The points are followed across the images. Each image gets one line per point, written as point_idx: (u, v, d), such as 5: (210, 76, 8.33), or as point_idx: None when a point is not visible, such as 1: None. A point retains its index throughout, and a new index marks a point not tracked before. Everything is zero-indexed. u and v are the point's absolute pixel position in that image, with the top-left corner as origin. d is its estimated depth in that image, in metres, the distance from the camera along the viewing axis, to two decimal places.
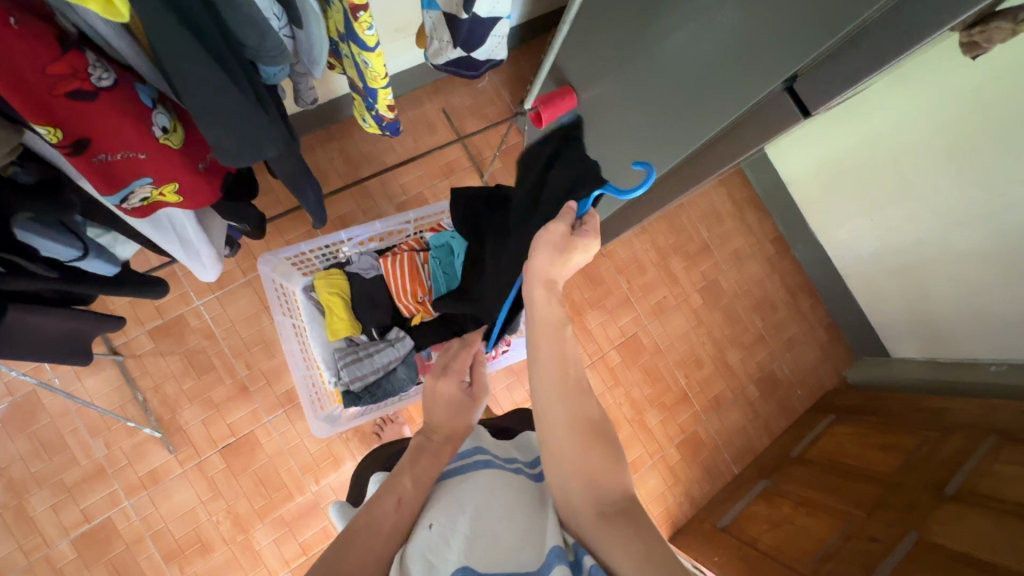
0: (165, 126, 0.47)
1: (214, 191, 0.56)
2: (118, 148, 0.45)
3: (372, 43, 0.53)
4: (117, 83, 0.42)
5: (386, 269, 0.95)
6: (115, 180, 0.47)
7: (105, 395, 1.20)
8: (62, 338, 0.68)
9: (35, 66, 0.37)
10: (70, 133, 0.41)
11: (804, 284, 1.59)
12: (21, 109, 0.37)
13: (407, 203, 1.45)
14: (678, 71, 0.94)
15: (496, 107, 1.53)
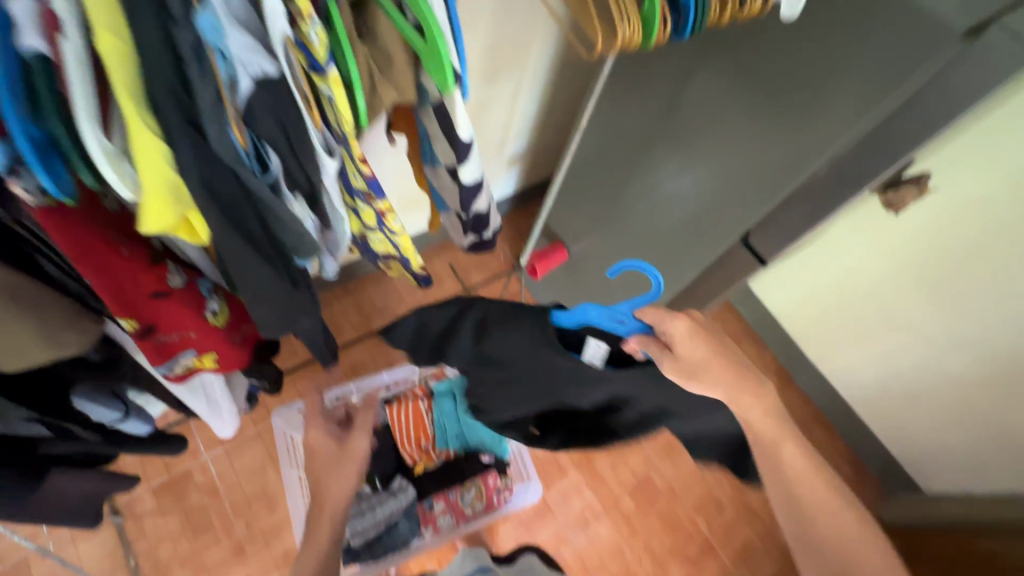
0: (215, 308, 0.54)
1: (248, 355, 0.62)
2: (176, 329, 0.51)
3: (399, 228, 0.59)
4: (185, 280, 0.50)
5: (392, 418, 0.99)
6: (166, 354, 0.53)
7: (97, 561, 1.16)
8: (79, 502, 0.71)
9: (129, 275, 0.44)
10: (142, 322, 0.48)
11: (815, 415, 1.56)
12: (112, 307, 0.44)
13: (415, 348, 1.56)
14: (651, 229, 1.08)
15: (498, 260, 1.70)
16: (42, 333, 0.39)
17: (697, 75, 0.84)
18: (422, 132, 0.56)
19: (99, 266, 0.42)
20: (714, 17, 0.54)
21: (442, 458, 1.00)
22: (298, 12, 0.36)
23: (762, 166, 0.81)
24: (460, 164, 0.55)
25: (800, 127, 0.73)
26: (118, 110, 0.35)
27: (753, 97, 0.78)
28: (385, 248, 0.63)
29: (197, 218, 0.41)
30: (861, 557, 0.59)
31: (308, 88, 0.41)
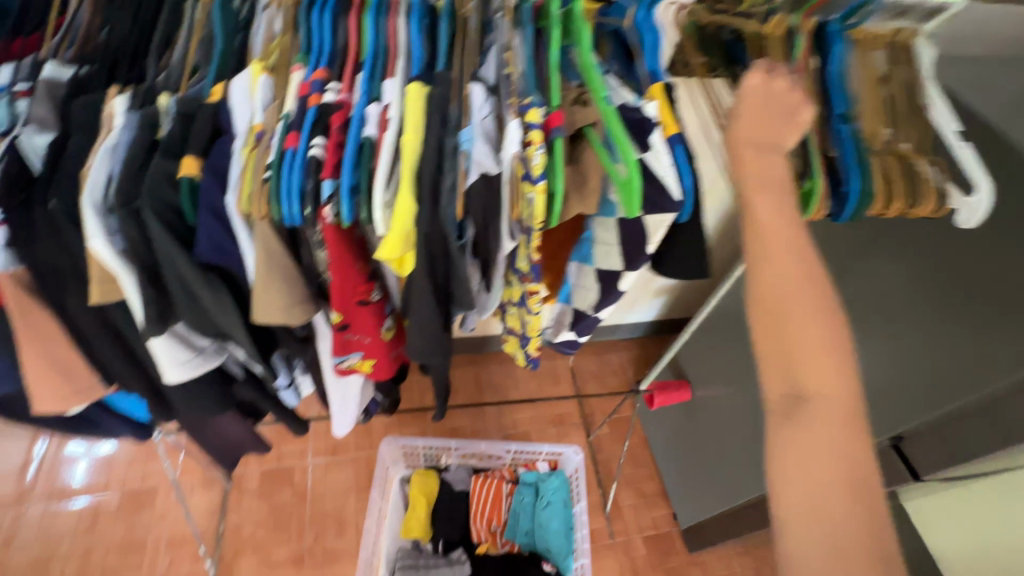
0: (388, 325, 0.67)
1: (392, 373, 0.73)
2: (360, 333, 0.64)
3: (536, 309, 0.66)
4: (379, 296, 0.64)
5: (474, 489, 1.02)
6: (345, 349, 0.65)
7: (200, 514, 1.41)
8: (228, 445, 0.88)
9: (352, 279, 0.58)
10: (342, 318, 0.61)
11: None
12: (335, 300, 0.58)
13: (514, 434, 1.64)
14: None
15: (617, 378, 1.73)
16: (287, 301, 0.55)
17: (872, 258, 0.83)
18: (585, 235, 0.63)
19: (341, 266, 0.56)
20: (876, 210, 0.57)
21: (506, 548, 1.00)
22: (529, 140, 0.49)
23: None
24: (626, 270, 0.63)
25: (968, 344, 0.68)
26: (395, 172, 0.49)
27: (921, 297, 0.75)
28: (514, 324, 0.72)
29: (410, 259, 0.53)
30: (806, 338, 0.39)
31: (516, 191, 0.52)
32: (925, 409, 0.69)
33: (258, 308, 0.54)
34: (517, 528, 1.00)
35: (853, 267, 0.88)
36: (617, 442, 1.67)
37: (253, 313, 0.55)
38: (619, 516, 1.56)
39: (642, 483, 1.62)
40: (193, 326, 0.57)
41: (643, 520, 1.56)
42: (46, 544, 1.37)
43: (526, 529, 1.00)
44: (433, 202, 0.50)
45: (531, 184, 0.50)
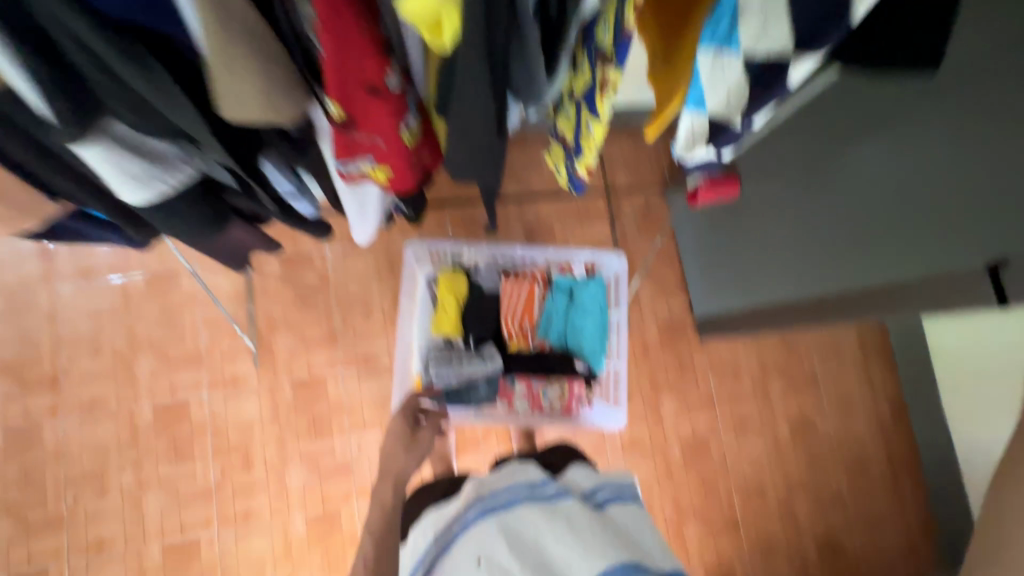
0: (411, 126, 0.52)
1: (413, 185, 0.61)
2: (375, 138, 0.50)
3: (600, 111, 0.60)
4: (399, 85, 0.46)
5: (505, 290, 0.98)
6: (351, 152, 0.52)
7: (228, 297, 1.46)
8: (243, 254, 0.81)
9: (357, 55, 0.40)
10: (345, 112, 0.45)
11: (909, 464, 1.66)
12: (328, 85, 0.42)
13: (537, 227, 1.59)
14: (829, 215, 1.02)
15: (650, 169, 1.64)
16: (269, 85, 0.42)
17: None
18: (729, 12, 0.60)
19: (340, 34, 0.38)
20: None
21: (536, 347, 0.99)
22: None
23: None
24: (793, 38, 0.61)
25: None
26: None
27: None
28: (567, 132, 0.70)
29: (452, 25, 0.36)
30: None
31: None
32: None
33: (226, 99, 0.41)
34: (549, 330, 0.99)
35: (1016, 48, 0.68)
36: (643, 236, 1.63)
37: (218, 106, 0.42)
38: (638, 306, 1.61)
39: (663, 276, 1.64)
40: (140, 123, 0.48)
41: (660, 310, 1.62)
42: (90, 320, 1.43)
43: (559, 330, 0.99)
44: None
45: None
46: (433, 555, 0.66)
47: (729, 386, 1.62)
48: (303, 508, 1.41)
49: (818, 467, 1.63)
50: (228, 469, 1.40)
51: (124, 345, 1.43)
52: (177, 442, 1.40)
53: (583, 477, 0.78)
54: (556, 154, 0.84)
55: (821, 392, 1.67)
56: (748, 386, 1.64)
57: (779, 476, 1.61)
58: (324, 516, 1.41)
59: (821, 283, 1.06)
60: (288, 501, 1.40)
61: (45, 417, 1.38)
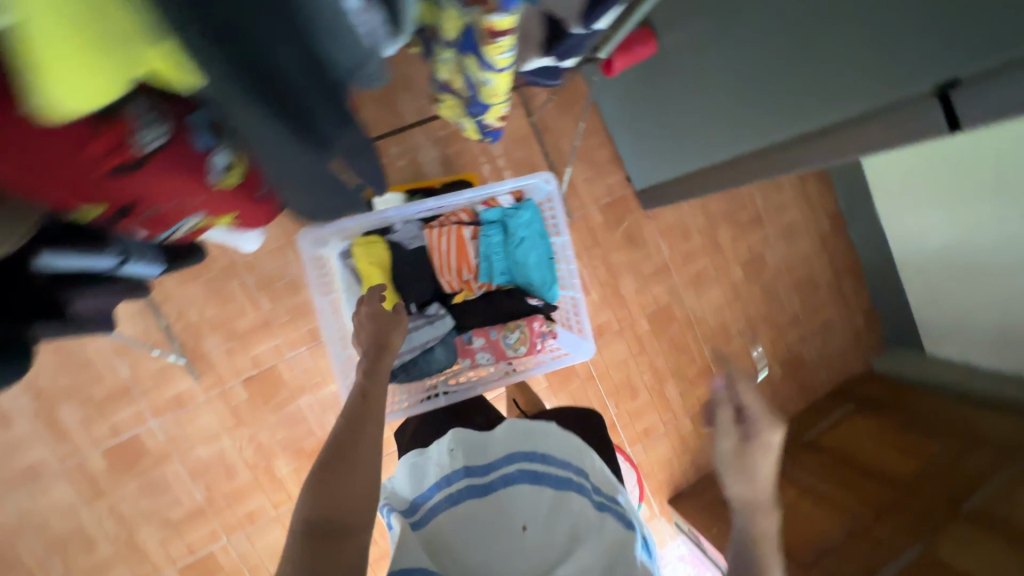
0: (219, 173, 0.69)
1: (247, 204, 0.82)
2: (184, 196, 0.67)
3: (501, 64, 0.69)
4: (164, 153, 0.59)
5: (431, 242, 0.87)
6: (159, 216, 0.69)
7: (129, 317, 1.27)
8: (99, 314, 0.77)
9: (80, 153, 0.49)
10: (115, 204, 0.60)
11: (851, 267, 1.78)
12: (68, 195, 0.53)
13: (447, 138, 1.41)
14: (758, 56, 0.90)
15: None
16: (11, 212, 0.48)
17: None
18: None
19: (51, 153, 0.47)
20: None
21: (484, 290, 0.92)
22: None
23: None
24: None
25: None
26: None
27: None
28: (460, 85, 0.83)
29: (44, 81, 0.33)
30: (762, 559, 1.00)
31: None
32: None
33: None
34: (494, 274, 0.90)
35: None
36: (564, 116, 1.48)
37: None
38: (575, 193, 1.52)
39: (595, 153, 1.52)
40: None
41: (599, 190, 1.54)
42: None
43: (504, 270, 0.91)
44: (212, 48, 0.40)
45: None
46: (460, 488, 0.69)
47: (681, 247, 1.62)
48: None
49: (773, 295, 1.72)
50: (213, 485, 1.35)
51: (35, 404, 1.26)
52: (145, 478, 1.32)
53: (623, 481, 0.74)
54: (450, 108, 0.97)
55: (768, 226, 1.69)
56: (700, 242, 1.64)
57: (740, 314, 1.69)
58: None
59: (760, 133, 0.98)
60: (287, 492, 1.38)
61: None
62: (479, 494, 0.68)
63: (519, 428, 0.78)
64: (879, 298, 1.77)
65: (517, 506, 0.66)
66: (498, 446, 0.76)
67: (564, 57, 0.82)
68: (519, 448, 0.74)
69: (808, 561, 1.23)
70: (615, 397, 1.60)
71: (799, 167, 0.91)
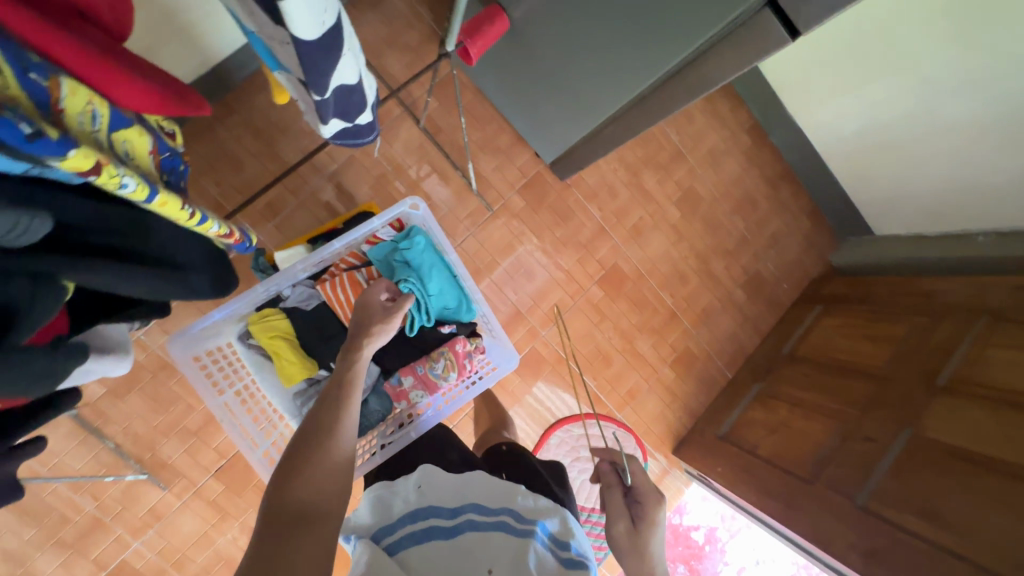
0: None
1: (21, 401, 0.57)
2: None
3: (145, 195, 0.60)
4: None
5: (328, 296, 0.90)
6: None
7: (73, 449, 1.22)
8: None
9: None
10: None
11: (783, 173, 1.77)
12: None
13: (340, 170, 1.35)
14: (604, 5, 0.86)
15: (415, 32, 1.37)
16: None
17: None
18: None
19: None
20: None
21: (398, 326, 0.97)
22: None
23: None
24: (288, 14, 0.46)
25: None
26: None
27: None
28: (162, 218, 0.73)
29: None
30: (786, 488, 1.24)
31: None
32: None
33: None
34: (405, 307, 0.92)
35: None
36: (452, 112, 1.42)
37: None
38: (489, 185, 1.48)
39: (496, 140, 1.47)
40: None
41: (512, 175, 1.49)
42: None
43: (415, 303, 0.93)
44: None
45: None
46: (427, 525, 0.63)
47: (611, 205, 1.59)
48: None
49: (716, 225, 1.70)
50: None
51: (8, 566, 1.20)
52: None
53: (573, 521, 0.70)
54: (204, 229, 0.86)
55: (690, 158, 1.67)
56: (628, 194, 1.61)
57: (688, 252, 1.68)
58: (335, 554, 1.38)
59: (632, 84, 0.94)
60: None
61: None
62: (439, 530, 0.62)
63: (480, 476, 0.74)
64: (818, 195, 1.76)
65: (485, 546, 0.59)
66: (471, 492, 0.69)
67: (348, 112, 0.71)
68: (486, 499, 0.68)
69: (811, 477, 1.24)
70: (589, 370, 1.59)
71: (676, 108, 0.88)
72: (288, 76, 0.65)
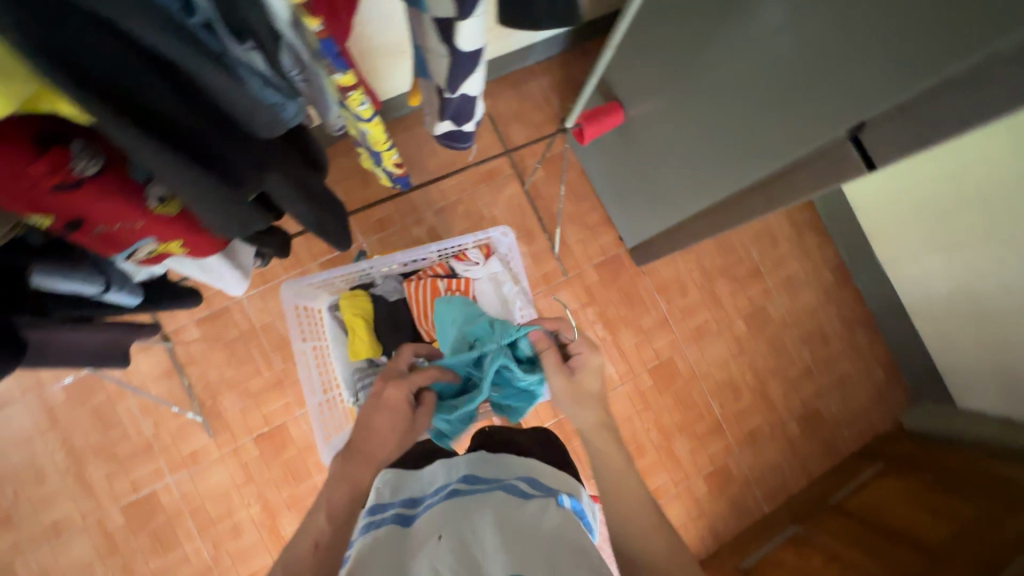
0: (160, 197, 0.59)
1: (214, 245, 0.70)
2: (122, 218, 0.57)
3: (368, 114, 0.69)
4: (101, 169, 0.53)
5: (410, 293, 1.02)
6: (117, 241, 0.59)
7: (156, 377, 1.40)
8: (107, 348, 0.82)
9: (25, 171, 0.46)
10: (62, 216, 0.52)
11: (863, 317, 1.74)
12: (18, 206, 0.48)
13: (446, 208, 1.55)
14: (707, 117, 1.00)
15: (542, 112, 1.59)
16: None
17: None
18: None
19: None
20: None
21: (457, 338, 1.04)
22: None
23: (873, 54, 0.66)
24: (460, 20, 0.50)
25: None
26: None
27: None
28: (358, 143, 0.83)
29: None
30: None
31: None
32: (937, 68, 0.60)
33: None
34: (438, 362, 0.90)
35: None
36: (555, 184, 1.60)
37: None
38: (570, 253, 1.61)
39: (586, 217, 1.61)
40: None
41: (593, 250, 1.61)
42: (20, 448, 1.35)
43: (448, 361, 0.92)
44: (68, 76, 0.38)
45: (309, 20, 0.49)
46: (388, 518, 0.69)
47: (679, 301, 1.65)
48: None
49: (781, 349, 1.69)
50: (221, 543, 1.38)
51: (68, 461, 1.36)
52: (158, 535, 1.37)
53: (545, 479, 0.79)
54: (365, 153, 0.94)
55: (767, 279, 1.70)
56: (697, 295, 1.67)
57: (747, 368, 1.66)
58: None
59: (719, 188, 1.04)
60: None
61: (12, 556, 1.33)
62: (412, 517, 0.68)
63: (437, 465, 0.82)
64: (897, 349, 1.70)
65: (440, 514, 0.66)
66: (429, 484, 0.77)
67: (460, 118, 0.76)
68: (445, 478, 0.76)
69: None
70: None
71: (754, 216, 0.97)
72: (425, 84, 0.73)
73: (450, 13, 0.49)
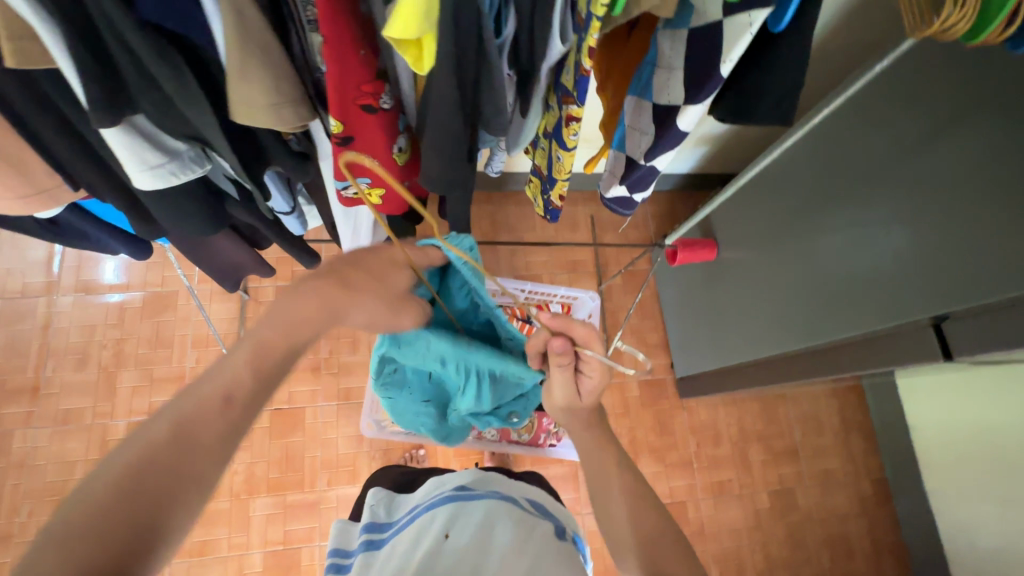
0: (401, 147, 0.66)
1: (403, 205, 0.75)
2: (371, 149, 0.63)
3: (569, 145, 0.69)
4: (391, 108, 0.60)
5: None
6: (350, 169, 0.65)
7: (221, 319, 1.51)
8: (235, 269, 0.92)
9: (356, 80, 0.54)
10: (347, 131, 0.58)
11: (895, 546, 1.62)
12: (334, 105, 0.55)
13: (525, 277, 1.67)
14: (792, 273, 1.08)
15: (638, 231, 1.75)
16: (296, 95, 0.52)
17: (969, 121, 0.73)
18: (649, 59, 0.68)
19: (342, 64, 0.51)
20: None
21: None
22: None
23: (948, 249, 0.74)
24: (688, 104, 0.65)
25: None
26: None
27: (985, 188, 0.70)
28: (541, 165, 0.84)
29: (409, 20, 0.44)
30: None
31: None
32: (1010, 287, 0.65)
33: (236, 103, 0.50)
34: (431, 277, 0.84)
35: (950, 121, 0.76)
36: (628, 294, 1.70)
37: (233, 109, 0.50)
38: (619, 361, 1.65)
39: (646, 334, 1.68)
40: (160, 122, 0.53)
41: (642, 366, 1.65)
42: (79, 332, 1.46)
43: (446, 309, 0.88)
44: (448, 26, 0.47)
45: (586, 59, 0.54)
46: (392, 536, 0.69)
47: (708, 450, 1.62)
48: (262, 545, 1.37)
49: (800, 544, 1.58)
50: None
51: (110, 360, 1.45)
52: None
53: (550, 507, 0.80)
54: (535, 189, 0.96)
55: (803, 464, 1.65)
56: (729, 451, 1.63)
57: (758, 549, 1.56)
58: (281, 556, 1.36)
59: (784, 343, 1.09)
60: (248, 536, 1.37)
61: (16, 425, 1.38)
62: (415, 530, 0.67)
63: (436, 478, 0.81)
64: None
65: (446, 520, 0.66)
66: (429, 493, 0.77)
67: (635, 189, 0.84)
68: (440, 487, 0.76)
69: None
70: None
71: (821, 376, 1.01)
72: (614, 155, 0.84)
73: (679, 98, 0.65)
